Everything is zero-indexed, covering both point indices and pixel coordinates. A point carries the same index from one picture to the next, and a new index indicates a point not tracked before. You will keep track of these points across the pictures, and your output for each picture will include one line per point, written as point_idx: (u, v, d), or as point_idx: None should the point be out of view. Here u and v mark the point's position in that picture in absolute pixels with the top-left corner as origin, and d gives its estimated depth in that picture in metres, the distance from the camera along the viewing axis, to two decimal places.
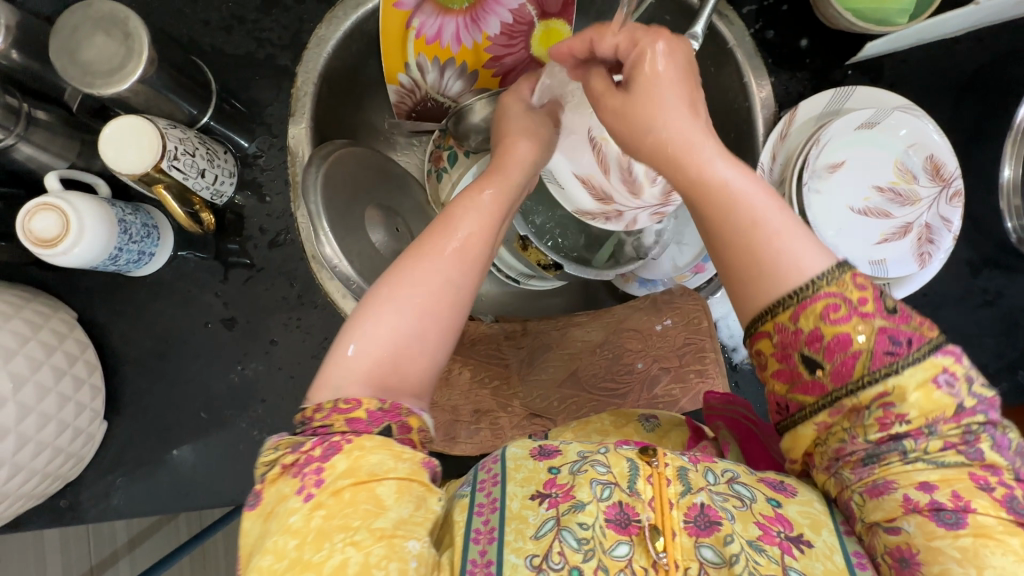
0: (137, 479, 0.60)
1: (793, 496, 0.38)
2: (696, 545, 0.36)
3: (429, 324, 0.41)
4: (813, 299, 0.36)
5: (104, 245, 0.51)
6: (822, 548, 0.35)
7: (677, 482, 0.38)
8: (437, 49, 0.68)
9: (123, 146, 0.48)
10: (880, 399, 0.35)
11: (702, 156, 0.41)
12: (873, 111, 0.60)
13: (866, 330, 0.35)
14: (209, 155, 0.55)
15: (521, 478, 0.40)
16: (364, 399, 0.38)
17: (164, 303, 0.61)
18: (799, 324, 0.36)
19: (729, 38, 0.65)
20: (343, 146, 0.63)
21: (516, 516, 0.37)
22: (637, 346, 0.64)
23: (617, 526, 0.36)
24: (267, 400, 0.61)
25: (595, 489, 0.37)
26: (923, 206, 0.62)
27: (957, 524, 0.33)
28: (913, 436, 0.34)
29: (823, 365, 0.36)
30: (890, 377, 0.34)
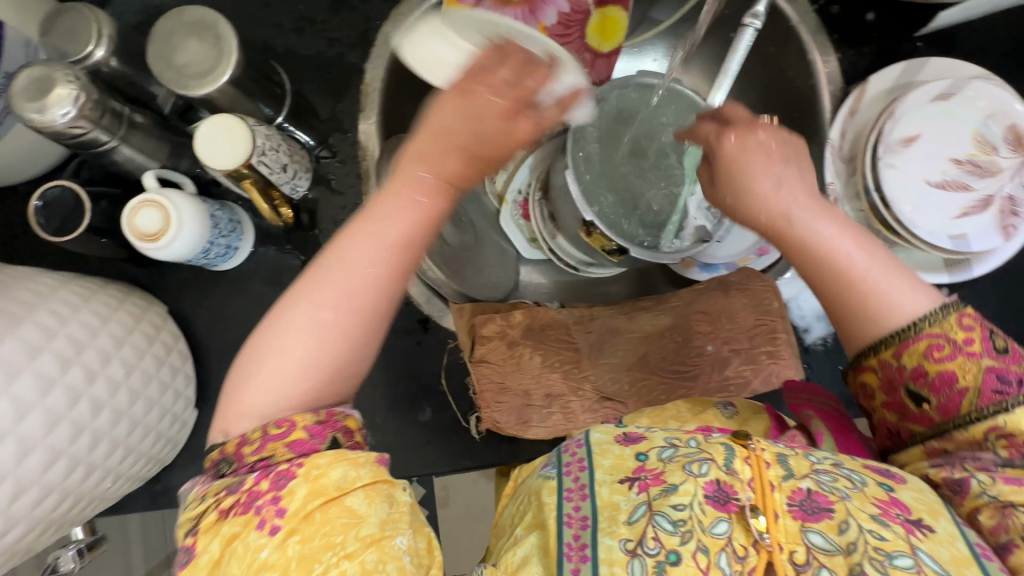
0: None
1: (904, 483, 0.39)
2: (802, 529, 0.36)
3: (343, 344, 0.41)
4: (916, 339, 0.43)
5: (199, 239, 0.53)
6: (944, 534, 0.36)
7: (778, 466, 0.38)
8: None
9: (215, 143, 0.51)
10: (995, 429, 0.40)
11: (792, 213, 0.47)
12: (949, 82, 0.59)
13: (973, 368, 0.41)
14: (290, 152, 0.57)
15: (609, 465, 0.42)
16: (297, 420, 0.39)
17: (246, 295, 0.63)
18: (902, 359, 0.43)
19: (792, 15, 0.64)
20: (409, 141, 0.66)
21: (608, 503, 0.40)
22: (707, 328, 0.64)
23: (716, 503, 0.37)
24: None
25: (689, 469, 0.39)
26: (1003, 177, 0.60)
27: None
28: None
29: (930, 400, 0.43)
30: (1001, 413, 0.40)
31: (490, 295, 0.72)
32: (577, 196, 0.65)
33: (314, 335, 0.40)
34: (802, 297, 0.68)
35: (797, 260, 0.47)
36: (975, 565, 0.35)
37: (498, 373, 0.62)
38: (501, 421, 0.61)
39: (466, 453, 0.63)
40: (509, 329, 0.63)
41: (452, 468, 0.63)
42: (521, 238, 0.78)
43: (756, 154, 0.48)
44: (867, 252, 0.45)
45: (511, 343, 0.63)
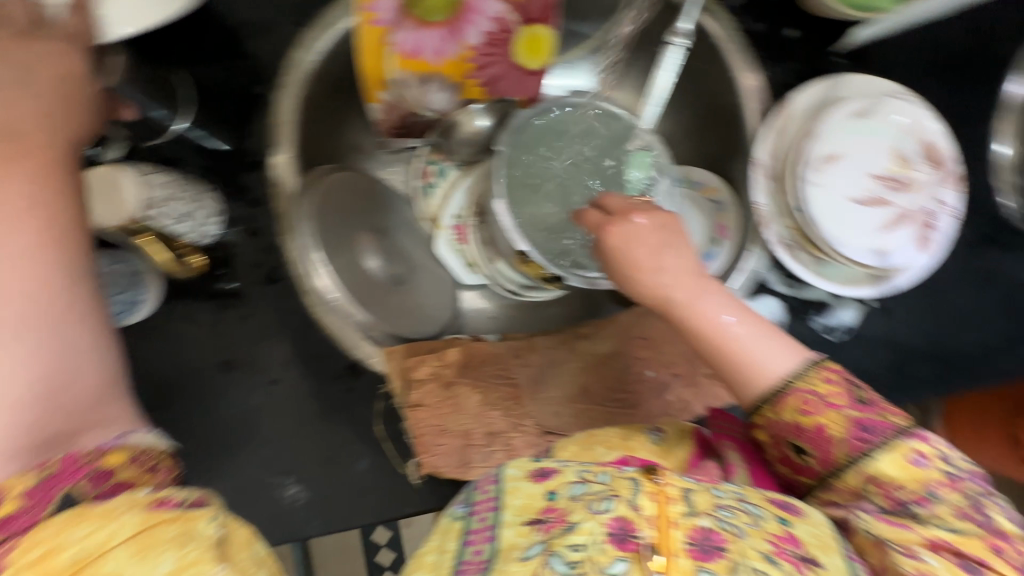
0: None
1: (800, 516, 0.41)
2: (697, 569, 0.35)
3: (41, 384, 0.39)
4: (790, 396, 0.49)
5: None
6: (830, 568, 0.38)
7: (682, 503, 0.38)
8: (417, 64, 0.66)
9: (101, 197, 0.49)
10: (866, 477, 0.46)
11: (672, 299, 0.51)
12: (863, 101, 0.60)
13: (840, 420, 0.48)
14: (194, 198, 0.54)
15: (518, 504, 0.39)
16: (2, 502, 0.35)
17: (154, 350, 0.58)
18: (783, 417, 0.49)
19: (715, 33, 0.64)
20: (330, 171, 0.63)
21: (509, 545, 0.37)
22: (646, 354, 0.64)
23: (618, 540, 0.35)
24: (271, 442, 0.59)
25: (592, 507, 0.37)
26: (917, 191, 0.61)
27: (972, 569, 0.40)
28: (918, 503, 0.44)
29: (811, 453, 0.48)
30: (866, 460, 0.46)
31: (426, 329, 0.68)
32: (509, 226, 0.63)
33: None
34: None
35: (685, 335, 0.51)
36: None
37: (434, 417, 0.59)
38: (440, 465, 0.59)
39: (410, 499, 0.60)
40: (443, 369, 0.61)
41: (392, 516, 0.60)
42: (459, 264, 0.76)
43: (637, 239, 0.51)
44: (741, 321, 0.50)
45: (447, 384, 0.60)
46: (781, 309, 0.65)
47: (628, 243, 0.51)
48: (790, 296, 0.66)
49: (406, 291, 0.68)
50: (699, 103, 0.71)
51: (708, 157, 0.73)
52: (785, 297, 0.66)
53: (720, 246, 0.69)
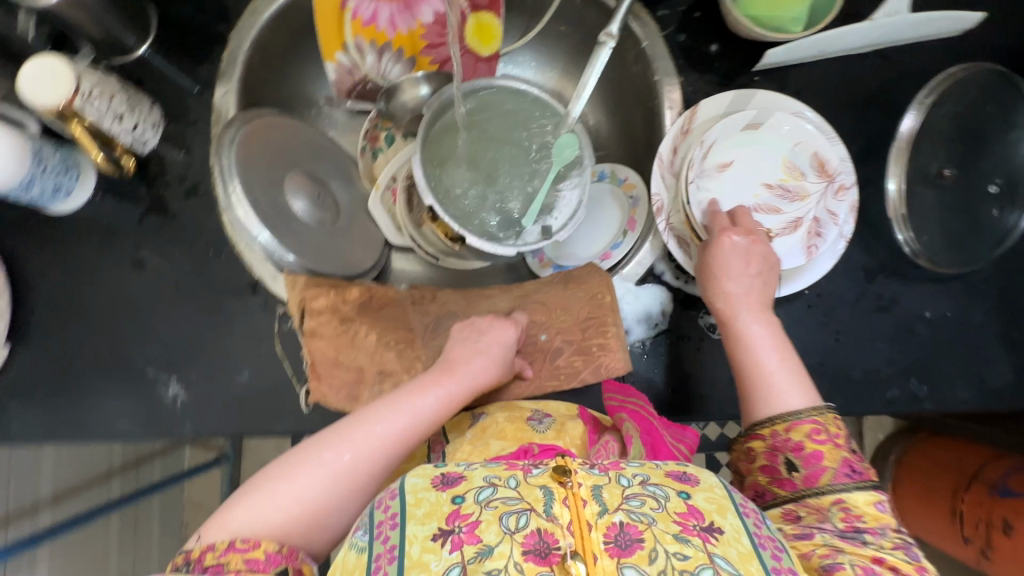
0: (34, 407, 0.62)
1: (697, 485, 0.43)
2: (619, 566, 0.36)
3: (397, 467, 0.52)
4: (803, 421, 0.53)
5: (13, 171, 0.54)
6: (730, 532, 0.39)
7: (593, 503, 0.39)
8: (372, 32, 0.73)
9: (37, 81, 0.52)
10: (839, 502, 0.51)
11: (742, 316, 0.59)
12: (755, 113, 0.65)
13: (836, 453, 0.53)
14: (128, 103, 0.59)
15: (422, 515, 0.40)
16: (263, 542, 0.44)
17: (78, 240, 0.64)
18: (791, 433, 0.53)
19: (641, 38, 0.70)
20: (270, 114, 0.69)
21: (416, 563, 0.37)
22: (541, 318, 0.67)
23: (537, 557, 0.36)
24: (164, 341, 0.63)
25: (506, 524, 0.38)
26: (810, 202, 0.65)
27: None
28: (871, 532, 0.48)
29: (800, 469, 0.53)
30: (845, 490, 0.51)
31: (333, 270, 0.70)
32: (422, 179, 0.66)
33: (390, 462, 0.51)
34: (624, 300, 0.69)
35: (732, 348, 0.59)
36: (756, 560, 0.38)
37: (330, 347, 0.63)
38: (329, 394, 0.62)
39: (281, 419, 0.63)
40: (342, 305, 0.64)
41: (262, 433, 0.63)
42: (389, 224, 0.79)
43: (742, 254, 0.60)
44: (782, 358, 0.57)
45: (344, 319, 0.64)
46: (664, 296, 0.69)
47: (718, 261, 0.60)
48: (677, 287, 0.69)
49: (333, 234, 0.72)
50: (628, 106, 0.76)
51: (633, 157, 0.77)
52: (671, 287, 0.69)
53: (626, 238, 0.73)
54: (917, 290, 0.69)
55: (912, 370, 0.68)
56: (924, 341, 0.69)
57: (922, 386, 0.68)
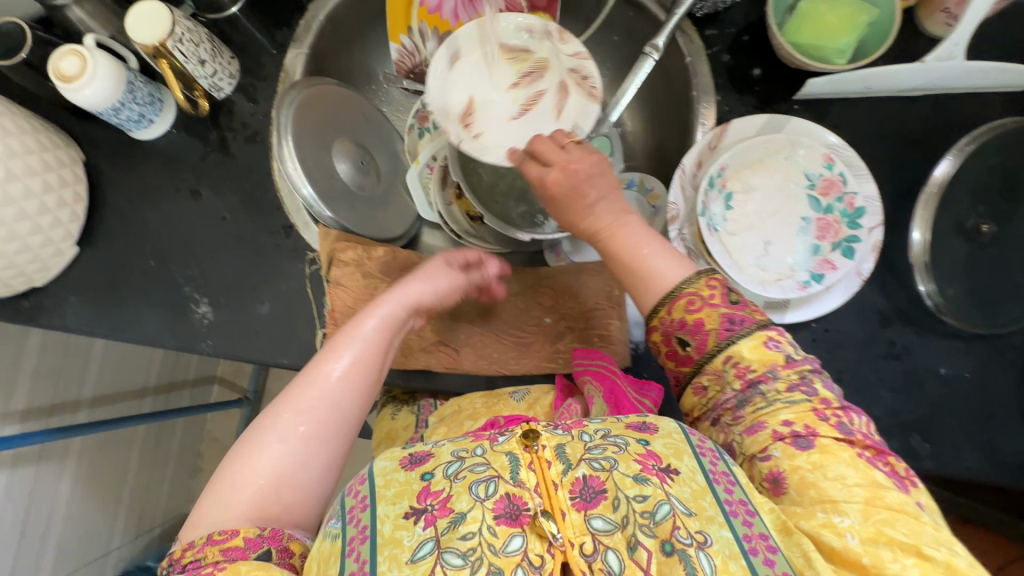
0: (88, 302, 0.71)
1: (657, 433, 0.50)
2: (586, 518, 0.44)
3: (356, 415, 0.55)
4: (679, 297, 0.55)
5: (108, 97, 0.63)
6: (686, 473, 0.46)
7: (558, 464, 0.47)
8: (435, 20, 0.79)
9: (141, 23, 0.61)
10: (729, 360, 0.53)
11: (629, 242, 0.59)
12: (445, 52, 0.68)
13: (715, 315, 0.54)
14: (212, 51, 0.67)
15: (393, 495, 0.47)
16: (242, 529, 0.47)
17: (151, 165, 0.72)
18: (673, 315, 0.55)
19: (686, 54, 0.71)
20: (331, 84, 0.76)
21: (389, 542, 0.44)
22: (549, 302, 0.69)
23: (507, 520, 0.43)
24: (203, 265, 0.71)
25: (476, 493, 0.45)
26: (552, 70, 0.70)
27: (808, 445, 0.48)
28: (764, 382, 0.51)
29: (690, 342, 0.55)
30: (731, 344, 0.53)
31: (369, 232, 0.76)
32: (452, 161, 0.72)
33: (338, 408, 0.54)
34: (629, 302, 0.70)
35: (627, 278, 0.58)
36: (709, 494, 0.45)
37: (350, 299, 0.68)
38: None
39: (288, 352, 0.69)
40: (367, 261, 0.69)
41: (271, 362, 0.69)
42: (421, 199, 0.79)
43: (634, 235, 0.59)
44: (651, 248, 0.58)
45: (366, 274, 0.69)
46: None
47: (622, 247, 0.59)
48: None
49: (372, 198, 0.79)
50: (666, 118, 0.78)
51: (662, 169, 0.79)
52: None
53: None
54: (934, 343, 0.67)
55: (916, 426, 0.66)
56: (934, 398, 0.66)
57: (924, 444, 0.65)
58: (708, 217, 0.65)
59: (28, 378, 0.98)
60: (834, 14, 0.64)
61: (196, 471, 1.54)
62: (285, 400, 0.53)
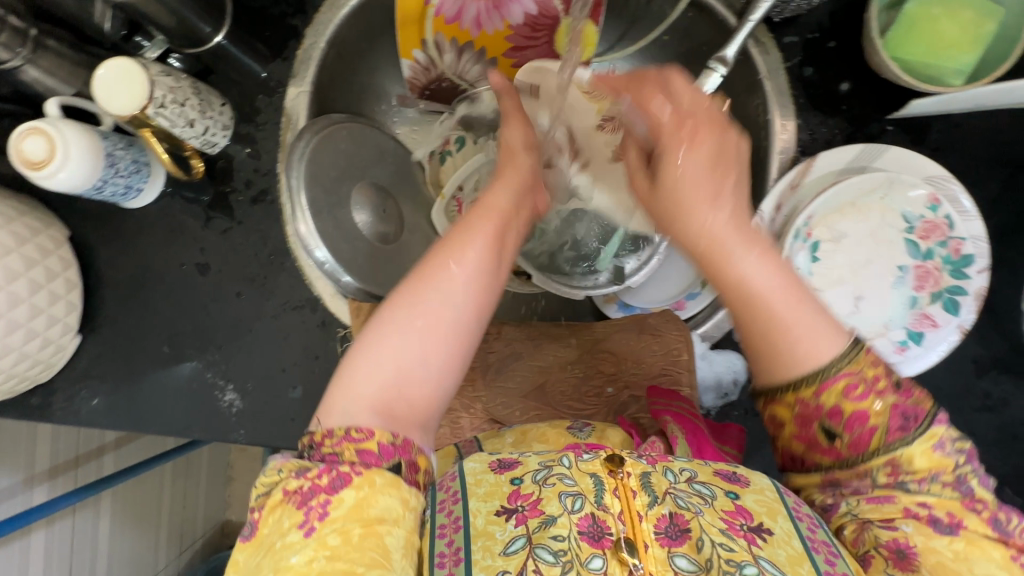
0: (101, 395, 0.64)
1: (746, 486, 0.38)
2: (670, 555, 0.34)
3: (480, 296, 0.41)
4: (836, 378, 0.37)
5: (87, 177, 0.53)
6: (780, 535, 0.35)
7: (643, 493, 0.36)
8: (454, 30, 0.66)
9: (112, 87, 0.50)
10: (889, 464, 0.37)
11: (729, 247, 0.39)
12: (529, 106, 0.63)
13: (882, 406, 0.37)
14: (200, 107, 0.56)
15: (483, 493, 0.38)
16: (376, 431, 0.37)
17: (149, 236, 0.64)
18: (820, 399, 0.37)
19: (761, 68, 0.61)
20: (341, 121, 0.65)
21: (481, 534, 0.36)
22: (609, 369, 0.63)
23: (591, 539, 0.34)
24: (221, 347, 0.64)
25: (565, 503, 0.36)
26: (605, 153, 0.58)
27: (950, 531, 0.35)
28: (917, 483, 0.36)
29: (842, 436, 0.37)
30: (903, 447, 0.36)
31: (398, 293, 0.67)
32: None
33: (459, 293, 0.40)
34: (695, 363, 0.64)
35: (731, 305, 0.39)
36: (807, 563, 0.34)
37: None
38: None
39: None
40: None
41: None
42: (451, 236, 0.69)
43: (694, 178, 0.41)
44: (763, 257, 0.38)
45: None
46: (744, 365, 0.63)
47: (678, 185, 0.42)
48: None
49: (396, 250, 0.68)
50: None
51: None
52: None
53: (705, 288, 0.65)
54: None
55: (1010, 479, 0.61)
56: None
57: (1016, 499, 0.61)
58: None
59: (47, 435, 0.94)
60: (952, 24, 0.52)
61: (228, 480, 1.46)
62: (394, 293, 0.40)
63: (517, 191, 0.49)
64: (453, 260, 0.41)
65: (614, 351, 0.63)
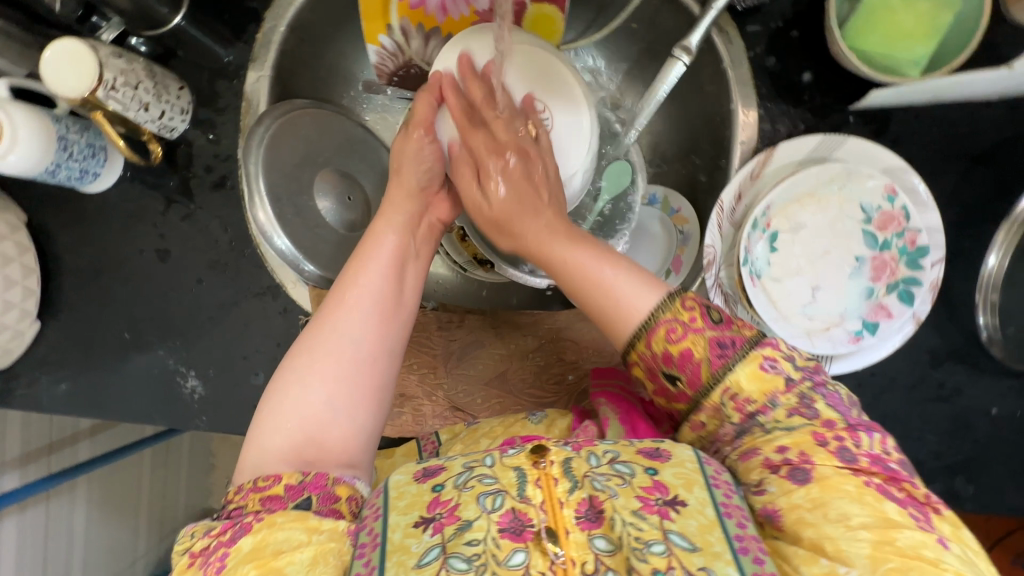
0: (61, 381, 0.64)
1: (668, 461, 0.37)
2: (589, 538, 0.34)
3: (378, 335, 0.48)
4: (655, 327, 0.41)
5: (39, 160, 0.53)
6: (694, 505, 0.35)
7: (564, 480, 0.35)
8: (419, 16, 0.65)
9: (60, 68, 0.49)
10: (727, 393, 0.40)
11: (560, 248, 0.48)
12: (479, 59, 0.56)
13: (701, 342, 0.40)
14: (155, 90, 0.56)
15: (404, 505, 0.36)
16: (283, 476, 0.41)
17: (109, 221, 0.64)
18: (651, 348, 0.42)
19: (723, 57, 0.60)
20: (302, 107, 0.64)
21: (397, 548, 0.34)
22: (571, 357, 0.63)
23: (512, 534, 0.34)
24: (183, 333, 0.63)
25: (483, 504, 0.35)
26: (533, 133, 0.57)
27: (807, 478, 0.36)
28: (760, 412, 0.39)
29: (679, 377, 0.41)
30: (727, 374, 0.39)
31: None
32: None
33: (355, 339, 0.47)
34: None
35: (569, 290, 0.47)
36: (718, 530, 0.34)
37: None
38: None
39: None
40: None
41: None
42: None
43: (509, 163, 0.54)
44: (615, 266, 0.45)
45: None
46: None
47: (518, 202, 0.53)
48: None
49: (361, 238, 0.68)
50: (695, 128, 0.68)
51: (691, 186, 0.69)
52: None
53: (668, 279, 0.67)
54: (987, 384, 0.61)
55: (960, 468, 0.62)
56: (981, 440, 0.62)
57: (968, 487, 0.62)
58: (750, 262, 0.58)
59: (17, 422, 0.94)
60: (908, 15, 0.52)
61: (211, 468, 1.43)
62: (294, 352, 0.46)
63: (405, 231, 0.54)
64: (351, 316, 0.47)
65: (578, 340, 0.63)
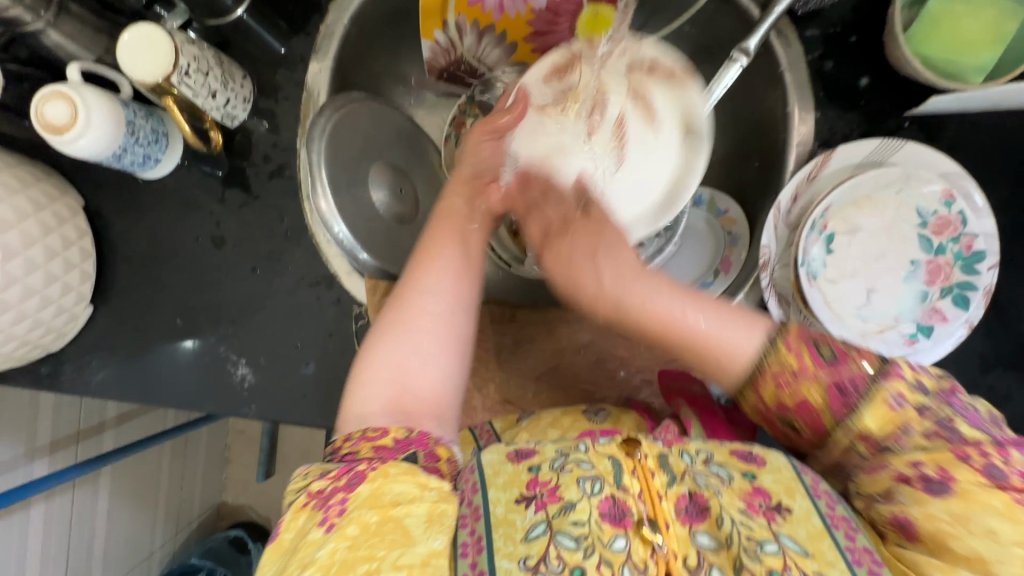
0: (110, 365, 0.64)
1: (765, 466, 0.39)
2: (691, 533, 0.36)
3: (462, 301, 0.49)
4: (761, 373, 0.42)
5: (109, 144, 0.53)
6: (800, 513, 0.36)
7: (661, 473, 0.38)
8: (477, 13, 0.64)
9: (136, 52, 0.50)
10: (851, 433, 0.40)
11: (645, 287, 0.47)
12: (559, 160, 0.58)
13: (815, 387, 0.40)
14: (223, 78, 0.56)
15: (502, 483, 0.38)
16: (391, 429, 0.42)
17: (165, 208, 0.64)
18: (763, 395, 0.42)
19: (783, 61, 0.61)
20: (360, 99, 0.64)
21: (502, 522, 0.36)
22: (623, 353, 0.63)
23: (613, 520, 0.35)
24: (236, 321, 0.64)
25: (584, 487, 0.36)
26: (612, 87, 0.59)
27: (942, 491, 0.36)
28: (896, 440, 0.38)
29: (797, 422, 0.42)
30: (850, 419, 0.39)
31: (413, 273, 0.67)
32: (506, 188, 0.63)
33: (438, 301, 0.48)
34: None
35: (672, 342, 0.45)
36: (828, 538, 0.35)
37: None
38: None
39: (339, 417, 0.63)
40: None
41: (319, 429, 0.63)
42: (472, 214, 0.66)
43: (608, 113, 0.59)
44: (709, 317, 0.44)
45: None
46: None
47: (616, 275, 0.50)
48: None
49: (410, 232, 0.67)
50: (747, 130, 0.69)
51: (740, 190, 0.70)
52: None
53: (717, 279, 0.66)
54: None
55: None
56: None
57: None
58: (807, 263, 0.58)
59: (49, 407, 0.94)
60: (975, 21, 0.53)
61: (225, 462, 1.43)
62: (380, 330, 0.47)
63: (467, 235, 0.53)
64: (436, 277, 0.49)
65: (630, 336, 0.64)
